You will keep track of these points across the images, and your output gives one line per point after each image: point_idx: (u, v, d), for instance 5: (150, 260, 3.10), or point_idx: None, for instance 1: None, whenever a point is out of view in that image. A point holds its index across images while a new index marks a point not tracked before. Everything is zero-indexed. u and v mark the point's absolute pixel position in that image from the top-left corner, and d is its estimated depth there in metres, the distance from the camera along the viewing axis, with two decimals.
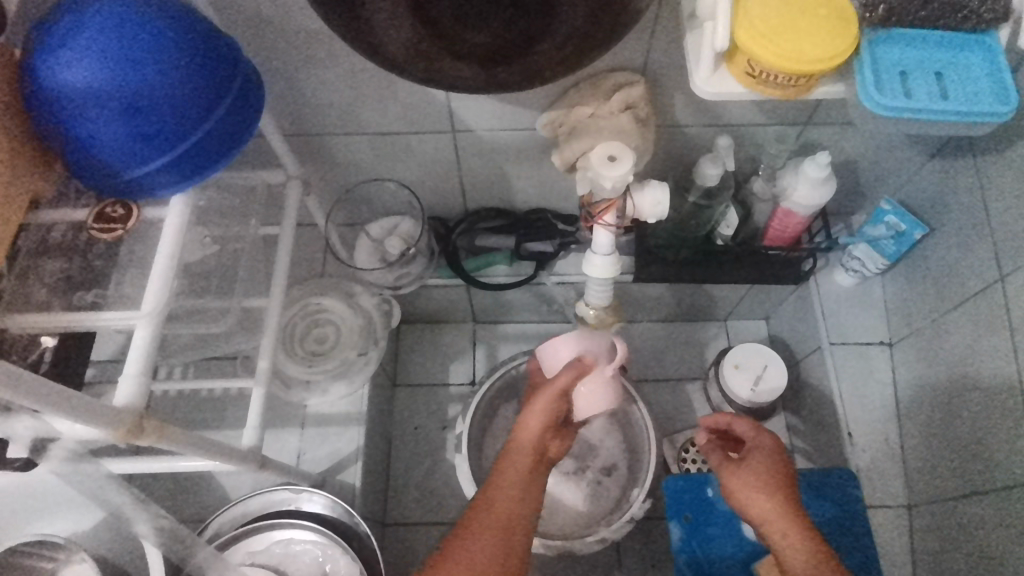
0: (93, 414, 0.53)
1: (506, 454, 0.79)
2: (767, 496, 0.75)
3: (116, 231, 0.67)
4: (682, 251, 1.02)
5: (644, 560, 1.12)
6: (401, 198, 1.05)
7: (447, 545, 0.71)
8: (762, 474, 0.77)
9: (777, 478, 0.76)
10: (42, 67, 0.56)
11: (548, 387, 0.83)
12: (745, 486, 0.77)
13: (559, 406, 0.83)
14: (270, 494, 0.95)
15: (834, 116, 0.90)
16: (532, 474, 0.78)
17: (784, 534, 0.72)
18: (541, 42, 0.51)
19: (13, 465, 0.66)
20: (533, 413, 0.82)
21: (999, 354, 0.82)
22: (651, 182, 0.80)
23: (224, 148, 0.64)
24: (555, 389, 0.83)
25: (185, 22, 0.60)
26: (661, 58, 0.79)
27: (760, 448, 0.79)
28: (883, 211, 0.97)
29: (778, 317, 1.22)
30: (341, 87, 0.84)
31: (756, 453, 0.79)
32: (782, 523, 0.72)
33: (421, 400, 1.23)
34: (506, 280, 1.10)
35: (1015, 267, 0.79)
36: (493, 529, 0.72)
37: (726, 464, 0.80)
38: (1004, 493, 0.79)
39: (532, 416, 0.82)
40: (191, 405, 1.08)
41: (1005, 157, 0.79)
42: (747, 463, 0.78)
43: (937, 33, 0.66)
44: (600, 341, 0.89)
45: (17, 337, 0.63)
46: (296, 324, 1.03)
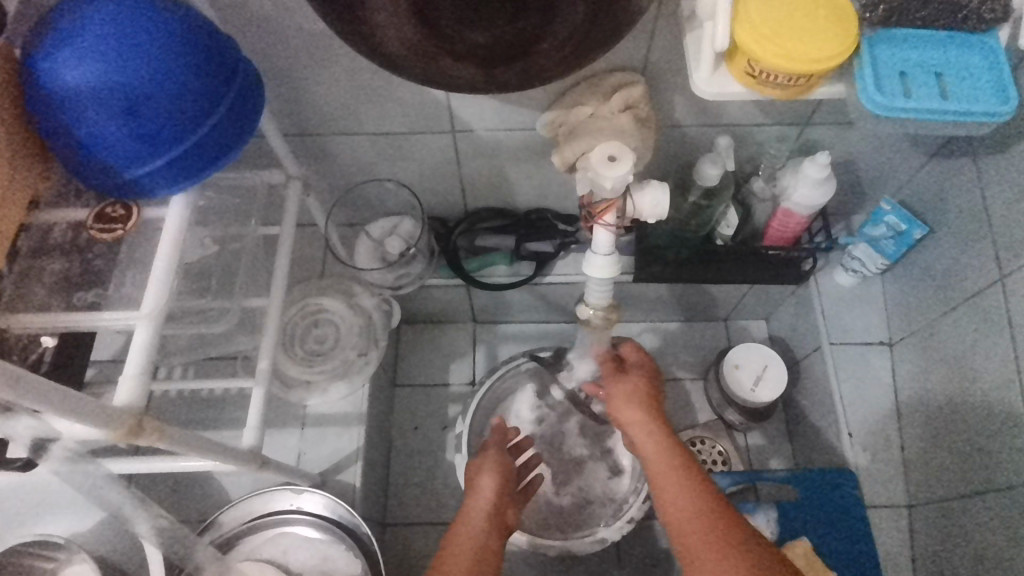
0: (93, 416, 0.53)
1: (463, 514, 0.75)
2: (644, 423, 0.78)
3: (116, 232, 0.67)
4: (682, 251, 1.01)
5: (645, 560, 1.12)
6: (401, 198, 1.05)
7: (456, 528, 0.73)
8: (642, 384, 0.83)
9: (647, 391, 0.82)
10: (43, 67, 0.56)
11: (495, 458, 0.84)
12: (621, 399, 0.82)
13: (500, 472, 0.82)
14: (271, 494, 0.93)
15: (835, 116, 0.90)
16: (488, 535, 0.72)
17: (649, 433, 0.77)
18: (542, 41, 0.51)
19: (14, 465, 0.68)
20: (478, 493, 0.78)
21: (999, 354, 0.81)
22: (651, 182, 0.80)
23: (225, 148, 0.64)
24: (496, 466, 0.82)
25: (185, 21, 0.60)
26: (661, 57, 0.79)
27: (631, 411, 0.80)
28: (882, 211, 0.96)
29: (778, 317, 1.22)
30: (340, 87, 0.84)
31: (633, 373, 0.85)
32: (642, 419, 0.79)
33: (422, 400, 1.23)
34: (506, 280, 1.10)
35: (1014, 267, 0.79)
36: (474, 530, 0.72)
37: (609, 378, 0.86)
38: (1004, 494, 0.79)
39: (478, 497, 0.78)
40: (193, 404, 1.08)
41: (1005, 156, 0.80)
42: (626, 375, 0.85)
43: (936, 33, 0.66)
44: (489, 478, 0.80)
45: (18, 338, 0.63)
46: (296, 324, 1.03)
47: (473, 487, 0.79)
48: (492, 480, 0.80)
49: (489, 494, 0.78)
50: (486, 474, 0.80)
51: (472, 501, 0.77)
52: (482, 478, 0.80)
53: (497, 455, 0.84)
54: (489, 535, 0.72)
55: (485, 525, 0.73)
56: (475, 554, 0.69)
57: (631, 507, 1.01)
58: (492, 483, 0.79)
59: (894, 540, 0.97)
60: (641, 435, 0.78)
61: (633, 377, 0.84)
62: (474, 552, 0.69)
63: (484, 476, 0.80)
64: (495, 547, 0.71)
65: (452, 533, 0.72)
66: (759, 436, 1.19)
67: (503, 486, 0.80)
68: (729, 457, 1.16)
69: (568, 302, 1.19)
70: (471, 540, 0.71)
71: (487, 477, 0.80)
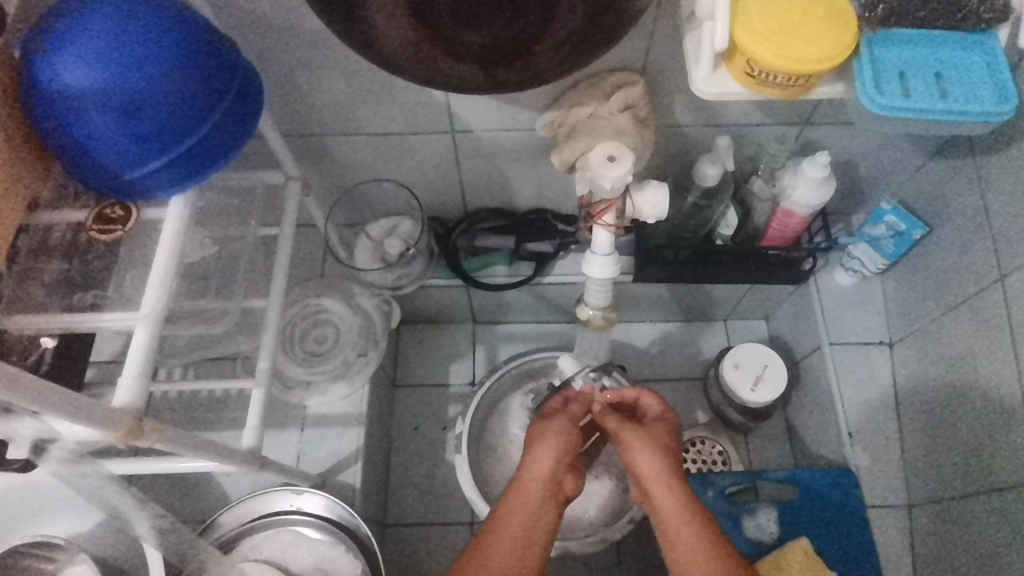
0: (93, 417, 0.53)
1: (516, 487, 0.73)
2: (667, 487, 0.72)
3: (116, 232, 0.67)
4: (682, 250, 1.01)
5: (645, 560, 1.12)
6: (400, 199, 1.05)
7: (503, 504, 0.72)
8: (659, 440, 0.77)
9: (668, 448, 0.76)
10: (43, 68, 0.56)
11: (562, 429, 0.79)
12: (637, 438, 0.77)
13: (564, 447, 0.77)
14: (270, 495, 0.93)
15: (834, 117, 0.90)
16: (540, 511, 0.71)
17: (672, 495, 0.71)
18: (540, 42, 0.51)
19: (13, 466, 0.67)
20: (538, 460, 0.75)
21: (1000, 355, 0.81)
22: (650, 182, 0.80)
23: (224, 148, 0.64)
24: (562, 438, 0.77)
25: (183, 20, 0.60)
26: (661, 58, 0.79)
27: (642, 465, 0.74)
28: (882, 211, 0.97)
29: (778, 317, 1.22)
30: (340, 88, 0.84)
31: (652, 426, 0.80)
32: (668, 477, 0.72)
33: (421, 400, 1.23)
34: (506, 281, 1.10)
35: (1014, 267, 0.79)
36: (527, 507, 0.71)
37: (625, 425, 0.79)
38: (1005, 494, 0.79)
39: (536, 464, 0.75)
40: (193, 405, 1.08)
41: (1004, 156, 0.80)
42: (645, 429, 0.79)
43: (937, 34, 0.66)
44: (554, 451, 0.76)
45: (18, 338, 0.64)
46: (296, 324, 1.03)
47: (534, 451, 0.76)
48: (552, 450, 0.76)
49: (548, 463, 0.75)
50: (547, 442, 0.77)
51: (528, 469, 0.74)
52: (542, 444, 0.77)
53: (564, 424, 0.80)
54: (542, 513, 0.71)
55: (539, 502, 0.71)
56: (521, 540, 0.68)
57: (631, 508, 1.03)
58: (550, 455, 0.76)
59: (895, 539, 0.97)
60: (659, 490, 0.71)
61: (652, 431, 0.78)
62: (520, 532, 0.69)
63: (546, 444, 0.77)
64: (544, 532, 0.70)
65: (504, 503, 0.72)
66: (759, 436, 1.19)
67: (564, 456, 0.76)
68: (728, 457, 1.15)
69: (568, 302, 1.19)
70: (518, 516, 0.70)
71: (548, 445, 0.77)
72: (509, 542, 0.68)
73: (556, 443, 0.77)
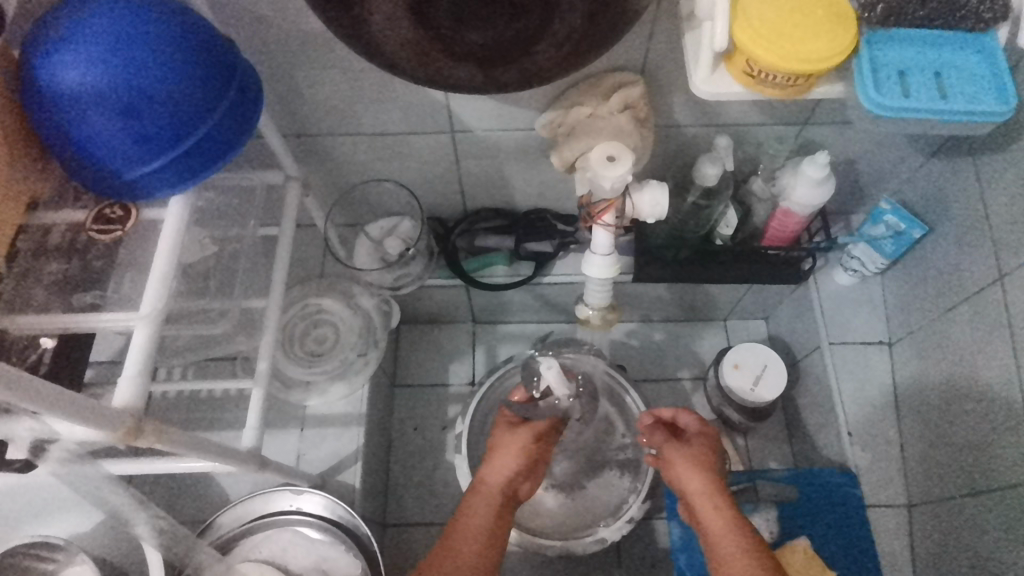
0: (93, 417, 0.53)
1: (477, 489, 0.79)
2: (715, 510, 0.73)
3: (115, 233, 0.67)
4: (682, 250, 1.02)
5: (645, 560, 1.13)
6: (399, 198, 1.05)
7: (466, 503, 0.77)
8: (699, 457, 0.79)
9: (710, 466, 0.78)
10: (42, 67, 0.56)
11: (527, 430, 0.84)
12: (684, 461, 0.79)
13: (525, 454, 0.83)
14: (270, 495, 0.93)
15: (834, 116, 0.90)
16: (500, 512, 0.77)
17: (719, 517, 0.73)
18: (540, 41, 0.51)
19: (13, 467, 0.67)
20: (496, 467, 0.81)
21: (1000, 354, 0.81)
22: (650, 182, 0.80)
23: (224, 147, 0.64)
24: (521, 442, 0.83)
25: (183, 20, 0.60)
26: (661, 58, 0.79)
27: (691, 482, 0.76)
28: (882, 211, 0.97)
29: (777, 317, 1.22)
30: (339, 88, 0.84)
31: (694, 441, 0.81)
32: (715, 498, 0.74)
33: (421, 400, 1.23)
34: (505, 281, 1.10)
35: (1014, 267, 0.79)
36: (488, 505, 0.77)
37: (667, 443, 0.81)
38: (1005, 493, 0.79)
39: (495, 470, 0.81)
40: (192, 404, 1.08)
41: (1004, 156, 0.79)
42: (688, 445, 0.80)
43: (936, 33, 0.66)
44: (516, 455, 0.82)
45: (18, 339, 0.64)
46: (296, 324, 1.03)
47: (496, 454, 0.82)
48: (512, 458, 0.82)
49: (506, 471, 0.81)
50: (508, 453, 0.82)
51: (487, 477, 0.80)
52: (503, 449, 0.83)
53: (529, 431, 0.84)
54: (500, 514, 0.77)
55: (497, 502, 0.78)
56: (485, 533, 0.74)
57: (631, 507, 1.04)
58: (512, 461, 0.81)
59: (894, 539, 0.97)
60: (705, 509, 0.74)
61: (695, 448, 0.80)
62: (483, 538, 0.74)
63: (504, 453, 0.82)
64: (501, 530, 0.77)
65: (468, 501, 0.78)
66: (758, 436, 1.19)
67: (525, 463, 0.82)
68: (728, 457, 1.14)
69: (568, 302, 1.19)
70: (480, 519, 0.75)
71: (509, 451, 0.82)
72: (472, 540, 0.73)
73: (520, 449, 0.83)
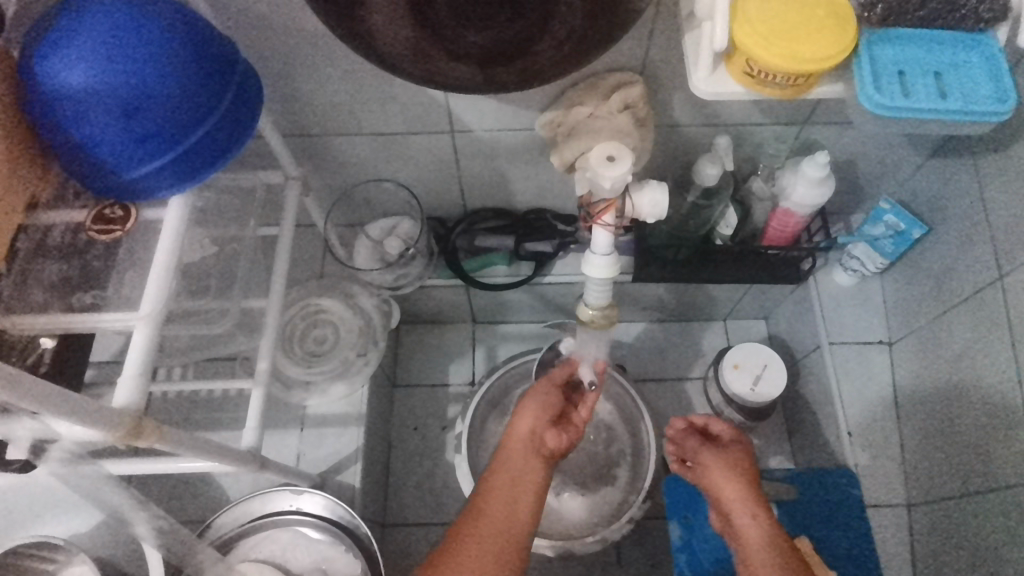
0: (93, 417, 0.53)
1: (503, 449, 0.77)
2: (747, 511, 0.75)
3: (114, 233, 0.67)
4: (682, 250, 1.01)
5: (644, 561, 1.13)
6: (399, 198, 1.05)
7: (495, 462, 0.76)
8: (735, 463, 0.81)
9: (744, 470, 0.80)
10: (43, 68, 0.56)
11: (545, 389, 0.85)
12: (719, 465, 0.81)
13: (546, 408, 0.83)
14: (270, 495, 0.93)
15: (834, 116, 0.90)
16: (529, 465, 0.75)
17: (749, 514, 0.75)
18: (541, 41, 0.51)
19: (13, 467, 0.67)
20: (522, 420, 0.80)
21: (999, 354, 0.81)
22: (650, 182, 0.80)
23: (225, 147, 0.64)
24: (541, 398, 0.84)
25: (183, 20, 0.60)
26: (661, 58, 0.79)
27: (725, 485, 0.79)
28: (882, 210, 0.97)
29: (777, 317, 1.22)
30: (340, 88, 0.84)
31: (731, 447, 0.84)
32: (747, 496, 0.77)
33: (421, 400, 1.23)
34: (506, 280, 1.11)
35: (1014, 266, 0.79)
36: (516, 460, 0.75)
37: (704, 447, 0.85)
38: (1005, 493, 0.79)
39: (520, 423, 0.80)
40: (192, 405, 1.08)
41: (1003, 156, 0.80)
42: (723, 449, 0.84)
43: (936, 33, 0.66)
44: (533, 410, 0.82)
45: (18, 339, 0.64)
46: (296, 323, 1.03)
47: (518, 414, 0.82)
48: (533, 412, 0.81)
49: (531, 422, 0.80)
50: (530, 405, 0.82)
51: (513, 433, 0.79)
52: (526, 406, 0.82)
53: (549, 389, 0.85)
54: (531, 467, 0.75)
55: (524, 455, 0.76)
56: (513, 487, 0.73)
57: (631, 507, 1.01)
58: (534, 413, 0.81)
59: (894, 539, 0.98)
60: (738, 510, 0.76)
61: (730, 453, 0.83)
62: (511, 493, 0.72)
63: (528, 409, 0.82)
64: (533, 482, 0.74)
65: (496, 460, 0.76)
66: (758, 436, 1.19)
67: (546, 415, 0.82)
68: None
69: (567, 301, 1.19)
70: (508, 474, 0.74)
71: (531, 406, 0.82)
72: (501, 496, 0.71)
73: (540, 403, 0.83)
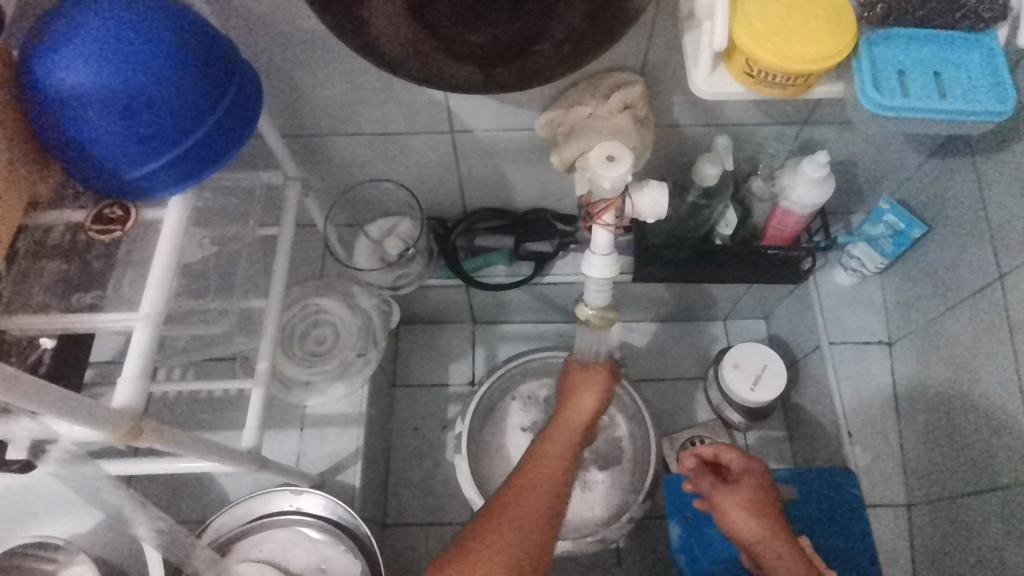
0: (93, 416, 0.53)
1: (555, 430, 0.84)
2: (780, 559, 0.75)
3: (113, 234, 0.67)
4: (682, 250, 1.02)
5: (644, 561, 1.13)
6: (399, 198, 1.05)
7: (544, 443, 0.82)
8: (754, 502, 0.81)
9: (765, 509, 0.80)
10: (42, 68, 0.56)
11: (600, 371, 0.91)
12: (742, 511, 0.80)
13: (603, 398, 0.89)
14: (270, 495, 0.93)
15: (834, 116, 0.90)
16: (578, 449, 0.83)
17: (782, 565, 0.75)
18: (540, 41, 0.51)
19: (13, 467, 0.67)
20: (583, 403, 0.88)
21: (999, 354, 0.81)
22: (649, 182, 0.80)
23: (225, 147, 0.64)
24: (600, 382, 0.90)
25: (182, 19, 0.60)
26: (660, 58, 0.79)
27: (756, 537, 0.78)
28: (882, 211, 0.97)
29: (777, 317, 1.22)
30: (340, 88, 0.84)
31: (743, 482, 0.83)
32: (775, 544, 0.77)
33: (421, 400, 1.23)
34: (506, 280, 1.10)
35: (1014, 266, 0.79)
36: (563, 442, 0.82)
37: (717, 489, 0.83)
38: (1005, 493, 0.79)
39: (580, 407, 0.88)
40: (192, 404, 1.08)
41: (1003, 156, 0.79)
42: (737, 488, 0.83)
43: (936, 33, 0.66)
44: (595, 389, 0.89)
45: (17, 339, 0.64)
46: (295, 324, 1.03)
47: (578, 397, 0.89)
48: (592, 395, 0.89)
49: (586, 414, 0.87)
50: (589, 390, 0.89)
51: (571, 415, 0.87)
52: (583, 390, 0.89)
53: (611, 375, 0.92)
54: (576, 450, 0.82)
55: (580, 437, 0.84)
56: (560, 466, 0.78)
57: (631, 506, 1.02)
58: (593, 397, 0.88)
59: (894, 539, 0.98)
60: (775, 563, 0.75)
61: (746, 492, 0.82)
62: (560, 468, 0.78)
63: (583, 393, 0.89)
64: (574, 463, 0.81)
65: (550, 435, 0.83)
66: (758, 435, 1.19)
67: (603, 400, 0.89)
68: None
69: (567, 301, 1.19)
70: (559, 452, 0.81)
71: (590, 392, 0.89)
72: (552, 475, 0.77)
73: (602, 393, 0.89)
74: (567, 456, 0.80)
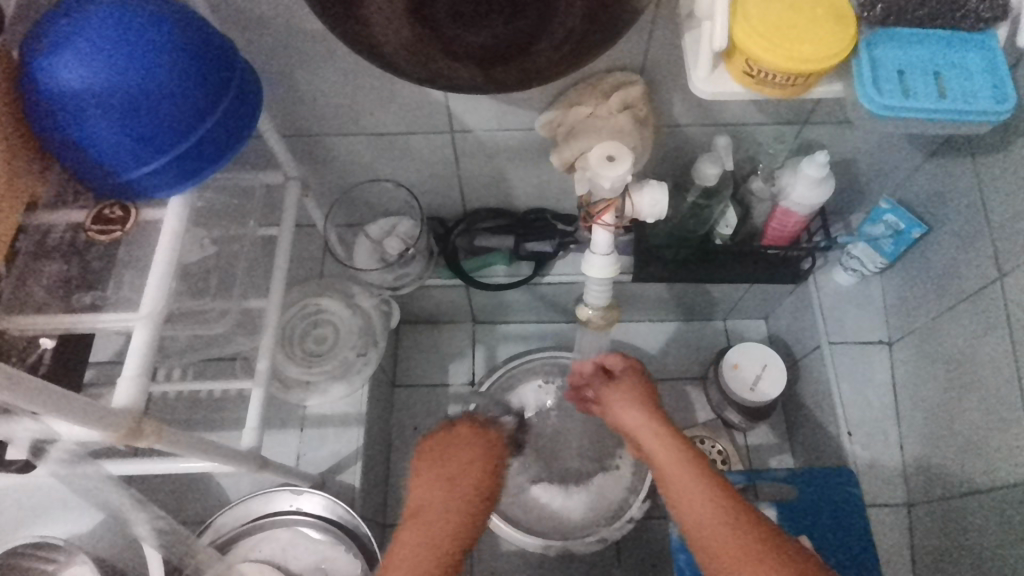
0: (92, 416, 0.53)
1: (430, 500, 0.82)
2: (656, 440, 0.75)
3: (114, 233, 0.67)
4: (682, 250, 1.02)
5: (644, 560, 1.13)
6: (399, 198, 1.05)
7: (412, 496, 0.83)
8: (633, 393, 0.81)
9: (643, 398, 0.80)
10: (42, 68, 0.55)
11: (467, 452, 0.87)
12: (620, 403, 0.81)
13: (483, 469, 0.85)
14: (270, 495, 0.93)
15: (834, 116, 0.90)
16: (461, 528, 0.79)
17: (658, 442, 0.75)
18: (540, 40, 0.51)
19: (12, 468, 0.67)
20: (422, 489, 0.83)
21: (999, 354, 0.81)
22: (650, 182, 0.80)
23: (224, 147, 0.64)
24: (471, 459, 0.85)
25: (182, 19, 0.60)
26: (660, 58, 0.79)
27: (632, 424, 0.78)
28: (882, 210, 0.97)
29: (777, 317, 1.22)
30: (339, 88, 0.84)
31: (625, 378, 0.84)
32: (648, 428, 0.76)
33: (421, 400, 1.23)
34: (506, 280, 1.10)
35: (1014, 266, 0.79)
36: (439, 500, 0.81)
37: (602, 388, 0.84)
38: (1005, 493, 0.79)
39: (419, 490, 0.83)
40: (192, 405, 1.08)
41: (1003, 156, 0.79)
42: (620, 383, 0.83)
43: (936, 33, 0.66)
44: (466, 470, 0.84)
45: (18, 339, 0.64)
46: (296, 324, 1.03)
47: (457, 453, 0.87)
48: (456, 461, 0.86)
49: (468, 473, 0.84)
50: (463, 452, 0.87)
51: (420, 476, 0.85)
52: (457, 451, 0.87)
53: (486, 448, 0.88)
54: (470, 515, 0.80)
55: (467, 504, 0.81)
56: (424, 552, 0.75)
57: (631, 507, 1.04)
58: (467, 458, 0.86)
59: (894, 539, 0.98)
60: (648, 443, 0.75)
61: (627, 385, 0.82)
62: (425, 545, 0.76)
63: (458, 450, 0.87)
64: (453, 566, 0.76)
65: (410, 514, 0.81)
66: (758, 435, 1.19)
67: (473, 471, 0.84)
68: (728, 456, 1.15)
69: (568, 301, 1.19)
70: (432, 511, 0.80)
71: (468, 453, 0.87)
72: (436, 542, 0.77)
73: (475, 465, 0.84)
74: (445, 523, 0.78)
